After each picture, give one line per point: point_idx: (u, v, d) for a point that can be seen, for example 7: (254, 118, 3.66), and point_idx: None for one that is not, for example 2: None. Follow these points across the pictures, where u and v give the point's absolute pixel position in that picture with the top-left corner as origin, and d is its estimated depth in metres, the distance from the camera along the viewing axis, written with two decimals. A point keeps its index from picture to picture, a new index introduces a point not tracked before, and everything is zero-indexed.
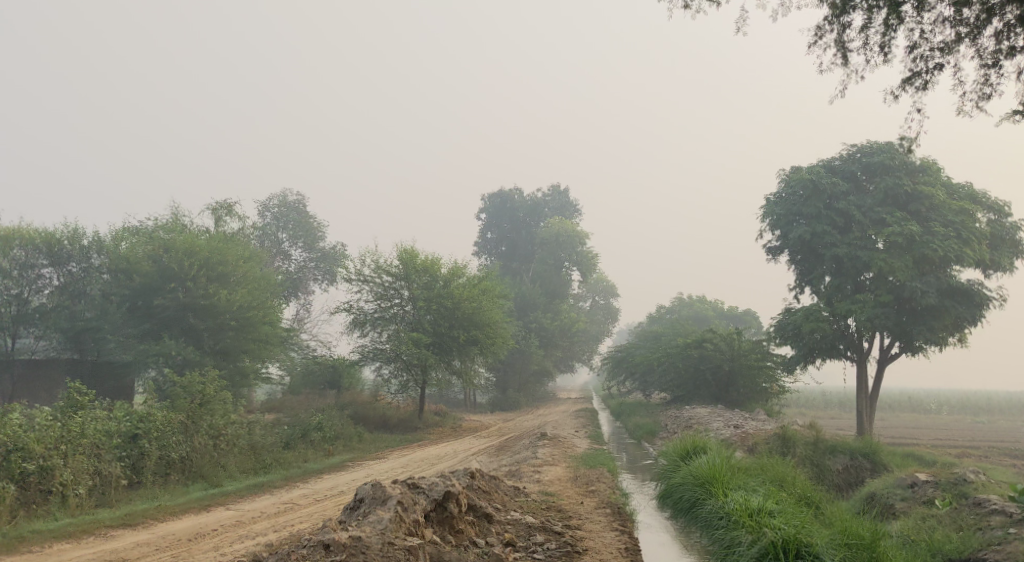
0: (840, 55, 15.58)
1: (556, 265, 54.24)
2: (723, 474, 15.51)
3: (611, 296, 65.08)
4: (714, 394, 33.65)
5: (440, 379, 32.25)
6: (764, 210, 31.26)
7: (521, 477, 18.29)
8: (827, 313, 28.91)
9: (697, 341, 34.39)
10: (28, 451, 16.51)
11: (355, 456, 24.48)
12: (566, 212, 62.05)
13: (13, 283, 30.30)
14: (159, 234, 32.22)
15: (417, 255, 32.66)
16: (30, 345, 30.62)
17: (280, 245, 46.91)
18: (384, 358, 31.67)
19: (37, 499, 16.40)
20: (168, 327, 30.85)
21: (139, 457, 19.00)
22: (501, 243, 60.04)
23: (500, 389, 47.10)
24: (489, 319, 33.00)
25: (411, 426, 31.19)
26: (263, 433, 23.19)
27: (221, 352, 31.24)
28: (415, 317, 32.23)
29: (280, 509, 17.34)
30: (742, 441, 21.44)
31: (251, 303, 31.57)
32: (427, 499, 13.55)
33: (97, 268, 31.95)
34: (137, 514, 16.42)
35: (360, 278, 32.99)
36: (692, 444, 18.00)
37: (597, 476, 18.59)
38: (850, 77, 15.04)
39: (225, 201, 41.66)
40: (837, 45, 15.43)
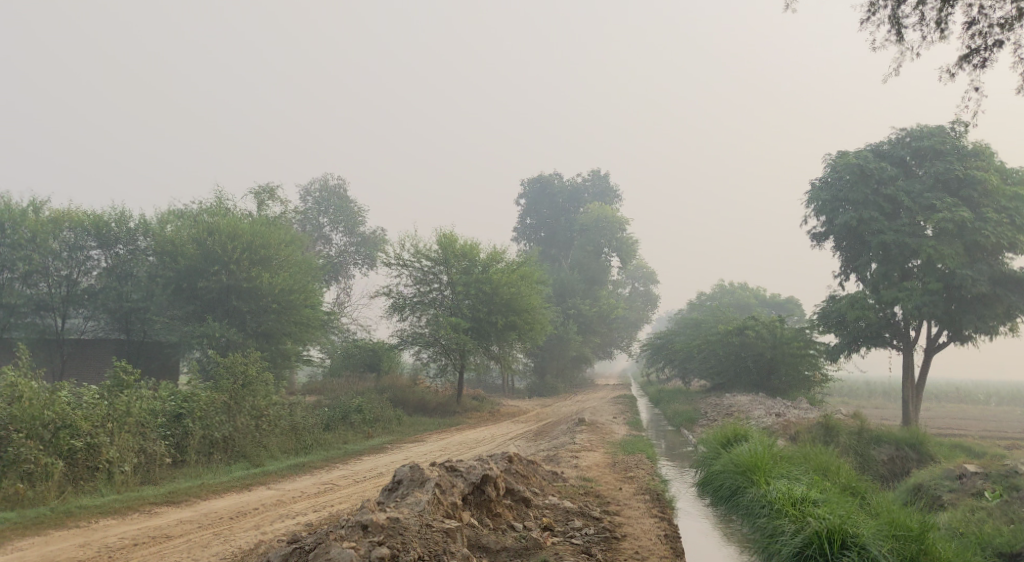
0: (897, 30, 15.50)
1: (596, 250, 53.95)
2: (765, 462, 15.30)
3: (651, 282, 64.60)
4: (755, 382, 33.27)
5: (478, 364, 32.33)
6: (809, 195, 30.70)
7: (560, 462, 18.23)
8: (872, 301, 28.36)
9: (738, 329, 34.02)
10: (75, 428, 16.82)
11: (394, 438, 24.63)
12: (606, 197, 61.63)
13: (63, 265, 30.64)
14: (204, 217, 32.58)
15: (456, 239, 32.66)
16: (79, 325, 31.46)
17: (321, 229, 47.30)
18: (423, 342, 31.90)
19: (84, 475, 16.70)
20: (212, 310, 31.36)
21: (183, 436, 19.28)
22: (540, 228, 59.87)
23: (538, 374, 47.09)
24: (526, 304, 32.70)
25: (449, 410, 31.32)
26: (304, 415, 23.39)
27: (264, 334, 31.59)
28: (454, 302, 32.27)
29: (320, 489, 17.49)
30: (784, 430, 21.12)
31: (293, 287, 31.80)
32: (464, 482, 13.54)
33: (143, 250, 32.36)
34: (180, 492, 16.66)
35: (399, 263, 33.13)
36: (733, 431, 17.78)
37: (636, 463, 18.46)
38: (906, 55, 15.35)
39: (268, 185, 42.01)
40: (893, 21, 15.39)
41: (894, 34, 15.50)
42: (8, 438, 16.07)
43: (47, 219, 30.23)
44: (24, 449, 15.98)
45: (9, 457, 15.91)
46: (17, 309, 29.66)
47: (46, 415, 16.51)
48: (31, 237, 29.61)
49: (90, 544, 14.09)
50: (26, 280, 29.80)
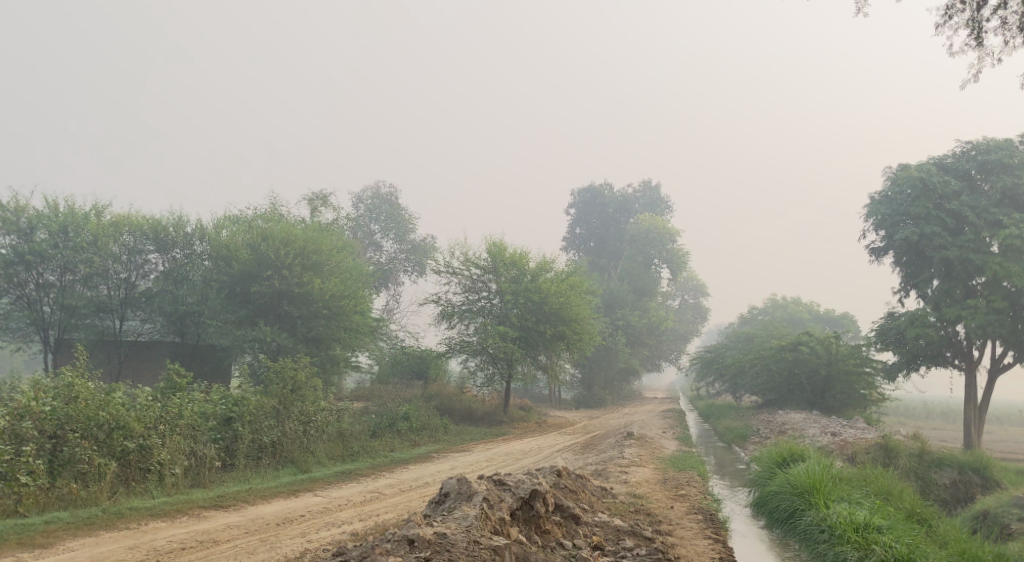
0: (979, 33, 15.16)
1: (645, 261, 53.43)
2: (824, 484, 14.83)
3: (701, 294, 63.70)
4: (808, 399, 32.47)
5: (526, 374, 32.13)
6: (868, 209, 29.94)
7: (608, 477, 17.91)
8: (933, 319, 27.53)
9: (792, 344, 33.31)
10: (128, 429, 16.97)
11: (440, 447, 24.52)
12: (657, 208, 61.04)
13: (122, 268, 31.29)
14: (258, 223, 32.99)
15: (505, 248, 32.55)
16: (136, 327, 31.93)
17: (372, 236, 47.60)
18: (470, 350, 31.86)
19: (136, 477, 16.85)
20: (264, 314, 31.69)
21: (233, 440, 19.39)
22: (590, 239, 59.58)
23: (586, 386, 46.69)
24: (576, 314, 32.33)
25: (496, 420, 31.15)
26: (351, 421, 23.39)
27: (314, 340, 31.79)
28: (503, 311, 32.14)
29: (366, 497, 17.41)
30: (841, 450, 20.51)
31: (343, 293, 31.95)
32: (513, 497, 13.33)
33: (199, 254, 32.91)
34: (229, 496, 16.71)
35: (448, 271, 33.15)
36: (789, 451, 17.29)
37: (687, 480, 18.06)
38: (988, 56, 15.40)
39: (321, 191, 42.45)
40: (975, 24, 15.10)
41: (974, 39, 15.18)
42: (63, 438, 16.27)
43: (109, 223, 30.85)
44: (79, 449, 16.18)
45: (63, 457, 16.12)
46: (77, 311, 30.23)
47: (101, 416, 16.69)
48: (92, 240, 30.15)
49: (140, 546, 14.18)
50: (86, 282, 30.34)
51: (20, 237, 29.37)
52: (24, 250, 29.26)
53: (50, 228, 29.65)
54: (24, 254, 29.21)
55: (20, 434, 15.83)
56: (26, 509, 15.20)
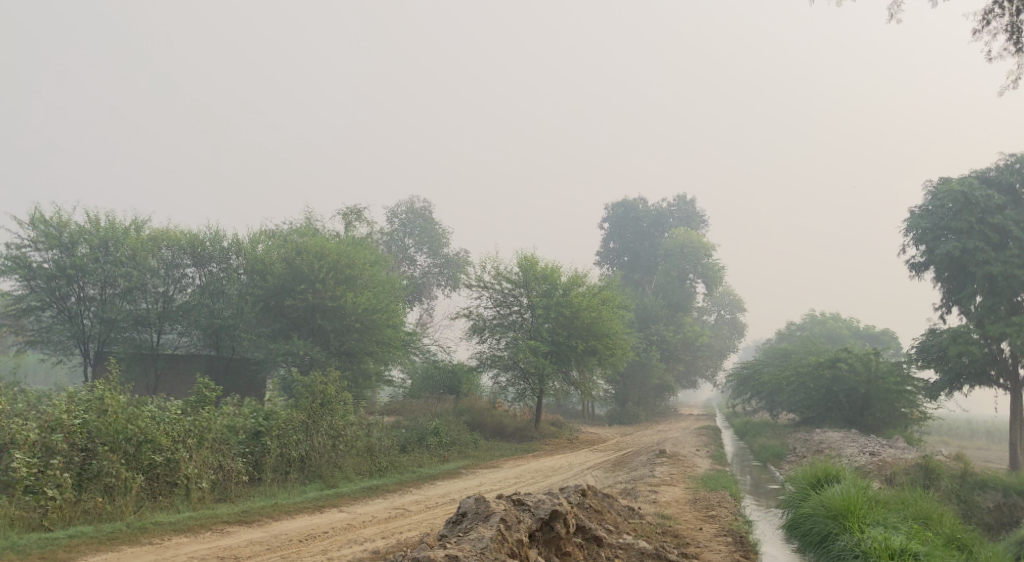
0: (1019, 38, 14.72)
1: (680, 276, 52.82)
2: (859, 506, 14.35)
3: (738, 309, 62.82)
4: (847, 417, 31.79)
5: (558, 389, 31.86)
6: (908, 223, 29.28)
7: (637, 496, 17.55)
8: (977, 336, 26.77)
9: (830, 361, 32.64)
10: (156, 443, 17.01)
11: (470, 463, 24.32)
12: (692, 222, 60.41)
13: (160, 281, 31.65)
14: (293, 237, 33.18)
15: (537, 262, 32.39)
16: (173, 340, 32.27)
17: (406, 250, 47.68)
18: (502, 365, 31.79)
19: (163, 490, 16.85)
20: (298, 327, 31.93)
21: (261, 454, 19.35)
22: (624, 253, 59.04)
23: (619, 402, 46.22)
24: (608, 329, 31.94)
25: (527, 435, 30.88)
26: (381, 436, 23.29)
27: (346, 353, 31.79)
28: (534, 325, 31.97)
29: (391, 514, 17.24)
30: (879, 470, 19.94)
31: (376, 306, 31.93)
32: (533, 518, 13.04)
33: (235, 268, 33.12)
34: (253, 511, 16.63)
35: (480, 285, 33.05)
36: (823, 471, 16.80)
37: (718, 500, 17.63)
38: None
39: (355, 206, 42.67)
40: (1015, 29, 14.64)
41: (1014, 44, 14.73)
42: (91, 451, 16.31)
43: (147, 238, 31.23)
44: (107, 463, 16.21)
45: (91, 471, 16.15)
46: (116, 324, 30.58)
47: (129, 429, 16.72)
48: (131, 255, 30.53)
49: None
50: (125, 296, 30.73)
51: (62, 252, 29.69)
52: (66, 263, 29.58)
53: (91, 243, 29.98)
54: (66, 268, 29.54)
55: (50, 447, 15.94)
56: (51, 523, 15.21)
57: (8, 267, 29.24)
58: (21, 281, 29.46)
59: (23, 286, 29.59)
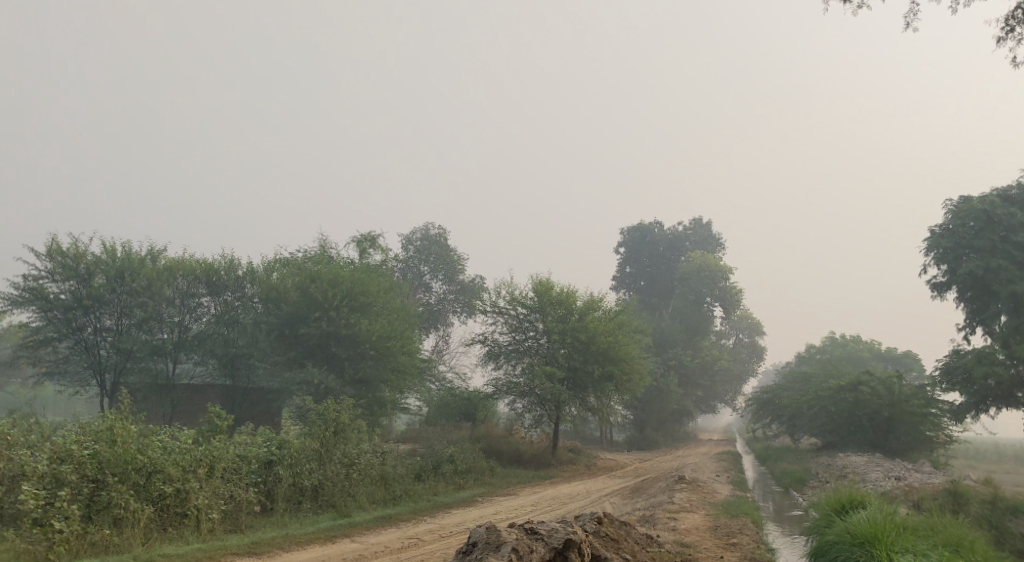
0: None
1: (698, 299, 52.18)
2: (887, 534, 13.90)
3: (756, 333, 62.18)
4: (871, 441, 31.11)
5: (574, 415, 31.42)
6: (928, 243, 28.87)
7: (656, 523, 17.13)
8: (1002, 356, 26.10)
9: (852, 384, 31.87)
10: (166, 473, 16.75)
11: (486, 491, 23.90)
12: (709, 245, 59.96)
13: (175, 311, 31.54)
14: (308, 264, 33.03)
15: (552, 286, 32.07)
16: (189, 370, 32.14)
17: (421, 278, 47.52)
18: (518, 391, 31.41)
19: (173, 522, 16.59)
20: (312, 355, 31.67)
21: (274, 483, 19.06)
22: (640, 277, 58.98)
23: (638, 428, 45.76)
24: (625, 354, 31.52)
25: (544, 462, 30.37)
26: (395, 464, 22.92)
27: (361, 382, 31.52)
28: (550, 350, 31.52)
29: (404, 544, 16.89)
30: (905, 496, 19.37)
31: (390, 333, 31.68)
32: (546, 547, 12.70)
33: (250, 297, 33.10)
34: (263, 542, 16.33)
35: (495, 310, 32.81)
36: (848, 497, 16.31)
37: (740, 527, 17.17)
38: None
39: (370, 233, 42.57)
40: None
41: None
42: (101, 482, 16.08)
43: (163, 267, 31.17)
44: (116, 495, 15.96)
45: (100, 502, 15.90)
46: (133, 354, 30.48)
47: (139, 459, 16.48)
48: (147, 285, 30.50)
49: None
50: (141, 326, 30.67)
51: (79, 283, 29.71)
52: (83, 294, 29.59)
53: (107, 273, 29.94)
54: (82, 298, 29.54)
55: (59, 478, 15.71)
56: (57, 556, 14.91)
57: (25, 298, 29.28)
58: (38, 312, 29.46)
59: (40, 317, 29.58)
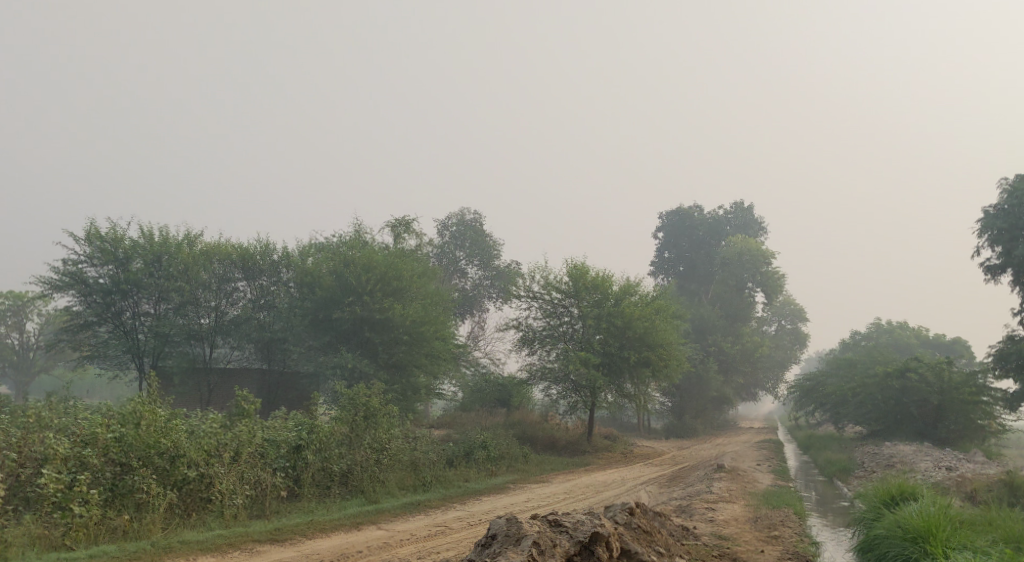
0: None
1: (738, 285, 51.00)
2: (942, 528, 13.05)
3: (800, 319, 60.82)
4: (919, 430, 30.01)
5: (610, 402, 30.64)
6: (982, 224, 27.57)
7: (692, 515, 16.40)
8: None
9: (900, 371, 30.70)
10: (189, 458, 16.38)
11: (518, 478, 23.30)
12: (750, 229, 58.68)
13: (212, 295, 31.28)
14: (342, 248, 32.64)
15: (587, 270, 31.34)
16: (225, 354, 31.98)
17: (457, 263, 47.06)
18: (553, 377, 30.80)
19: (196, 507, 16.28)
20: (347, 341, 31.25)
21: (302, 468, 18.65)
22: (679, 262, 57.88)
23: (676, 415, 44.88)
24: (662, 339, 30.65)
25: (580, 450, 29.73)
26: (427, 450, 22.44)
27: (395, 366, 31.06)
28: (585, 335, 30.85)
29: (431, 532, 16.38)
30: (958, 487, 18.41)
31: (424, 318, 31.20)
32: (570, 541, 12.11)
33: (285, 282, 32.75)
34: (287, 529, 15.92)
35: (529, 294, 32.21)
36: (898, 489, 15.44)
37: (781, 519, 16.37)
38: None
39: (404, 218, 42.12)
40: None
41: None
42: (126, 466, 15.80)
43: (200, 252, 30.98)
44: (139, 479, 15.65)
45: (123, 486, 15.61)
46: (170, 338, 30.29)
47: (162, 443, 16.16)
48: (184, 270, 30.26)
49: None
50: (178, 310, 30.50)
51: (117, 267, 29.74)
52: (121, 278, 29.59)
53: (145, 257, 30.00)
54: (120, 282, 29.53)
55: (83, 462, 15.44)
56: (74, 542, 14.62)
57: (65, 282, 29.39)
58: (78, 297, 29.58)
59: (80, 301, 29.69)
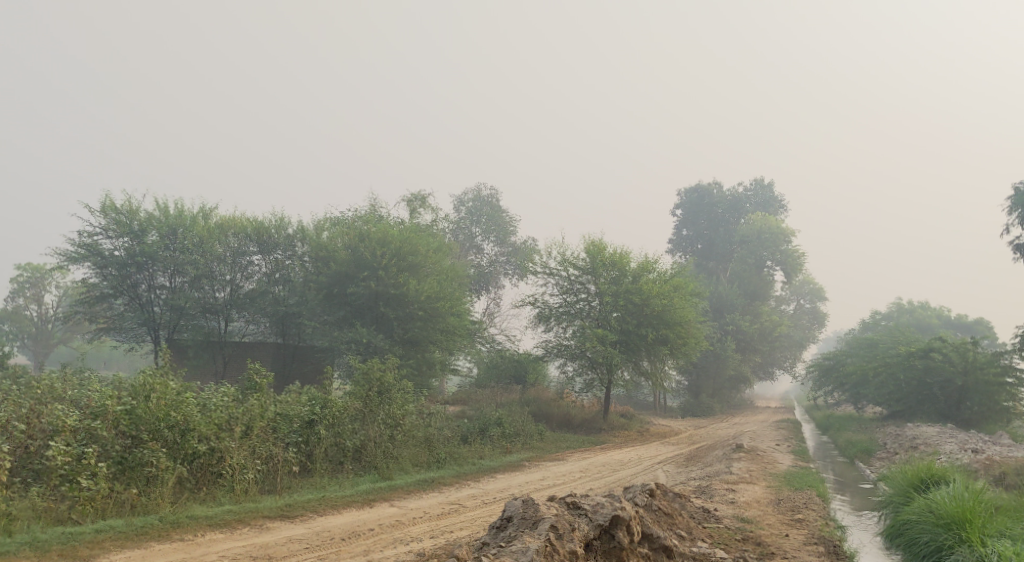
0: None
1: (758, 263, 50.30)
2: (977, 515, 12.59)
3: (819, 299, 60.09)
4: (941, 411, 29.43)
5: (627, 380, 30.20)
6: (1012, 200, 26.79)
7: (712, 496, 15.99)
8: None
9: (923, 351, 30.02)
10: (200, 431, 16.09)
11: (534, 456, 22.94)
12: (770, 207, 57.93)
13: (226, 269, 30.96)
14: (357, 223, 32.25)
15: (605, 247, 30.83)
16: (241, 327, 31.73)
17: (472, 239, 46.63)
18: (568, 354, 30.35)
19: (206, 482, 16.05)
20: (361, 315, 30.89)
21: (315, 443, 18.34)
22: (697, 240, 57.12)
23: (693, 394, 44.45)
24: (681, 317, 30.10)
25: (595, 427, 29.38)
26: (441, 427, 22.12)
27: (410, 342, 30.71)
28: (602, 312, 30.39)
29: (444, 510, 16.05)
30: (986, 470, 17.91)
31: (439, 293, 30.80)
32: (589, 524, 11.73)
33: (300, 256, 32.40)
34: (298, 505, 15.64)
35: (545, 270, 31.74)
36: (927, 472, 14.93)
37: (805, 501, 15.93)
38: None
39: (419, 192, 41.65)
40: None
41: None
42: (136, 439, 15.55)
43: (215, 225, 30.71)
44: (149, 452, 15.39)
45: (132, 460, 15.35)
46: (186, 311, 30.08)
47: (173, 416, 15.86)
48: (199, 243, 30.00)
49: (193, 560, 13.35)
50: (193, 284, 30.28)
51: (133, 240, 29.49)
52: (136, 251, 29.34)
53: (160, 230, 29.73)
54: (135, 255, 29.28)
55: (93, 434, 15.18)
56: (81, 516, 14.37)
57: (81, 254, 29.18)
58: (94, 269, 29.39)
59: (96, 274, 29.52)
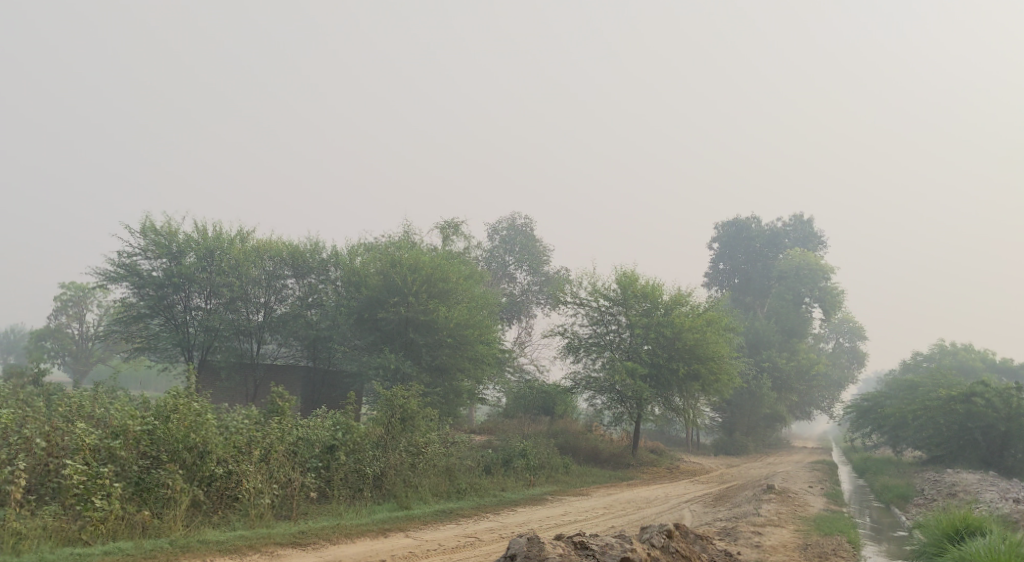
0: None
1: (795, 300, 49.43)
2: None
3: (858, 338, 58.88)
4: (983, 458, 28.59)
5: (657, 415, 29.66)
6: None
7: (736, 538, 15.46)
8: None
9: (965, 395, 28.80)
10: (218, 454, 15.95)
11: (557, 489, 22.50)
12: (809, 243, 57.10)
13: (261, 292, 31.06)
14: (389, 248, 32.24)
15: (637, 278, 30.44)
16: (273, 350, 31.68)
17: (505, 267, 46.42)
18: (597, 387, 29.89)
19: (221, 505, 15.88)
20: (390, 341, 30.74)
21: (335, 469, 18.13)
22: (734, 275, 56.36)
23: (726, 431, 43.60)
24: (714, 352, 29.47)
25: (623, 462, 28.86)
26: (464, 456, 21.80)
27: (439, 369, 30.45)
28: (632, 345, 29.96)
29: (460, 543, 15.70)
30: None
31: (469, 321, 30.56)
32: None
33: (333, 280, 32.39)
34: (311, 533, 15.38)
35: (576, 301, 31.41)
36: (963, 521, 14.28)
37: (833, 547, 15.34)
38: None
39: (452, 219, 41.62)
40: None
41: None
42: (155, 460, 15.48)
43: (251, 248, 30.87)
44: (164, 474, 15.27)
45: (149, 481, 15.25)
46: (220, 333, 30.17)
47: (191, 437, 15.73)
48: (235, 265, 30.16)
49: None
50: (228, 306, 30.32)
51: (171, 261, 29.82)
52: (173, 272, 29.59)
53: (198, 252, 29.98)
54: (173, 276, 29.52)
55: (111, 453, 15.11)
56: (91, 537, 14.27)
57: (120, 274, 29.55)
58: (132, 288, 29.73)
59: (134, 293, 29.84)
